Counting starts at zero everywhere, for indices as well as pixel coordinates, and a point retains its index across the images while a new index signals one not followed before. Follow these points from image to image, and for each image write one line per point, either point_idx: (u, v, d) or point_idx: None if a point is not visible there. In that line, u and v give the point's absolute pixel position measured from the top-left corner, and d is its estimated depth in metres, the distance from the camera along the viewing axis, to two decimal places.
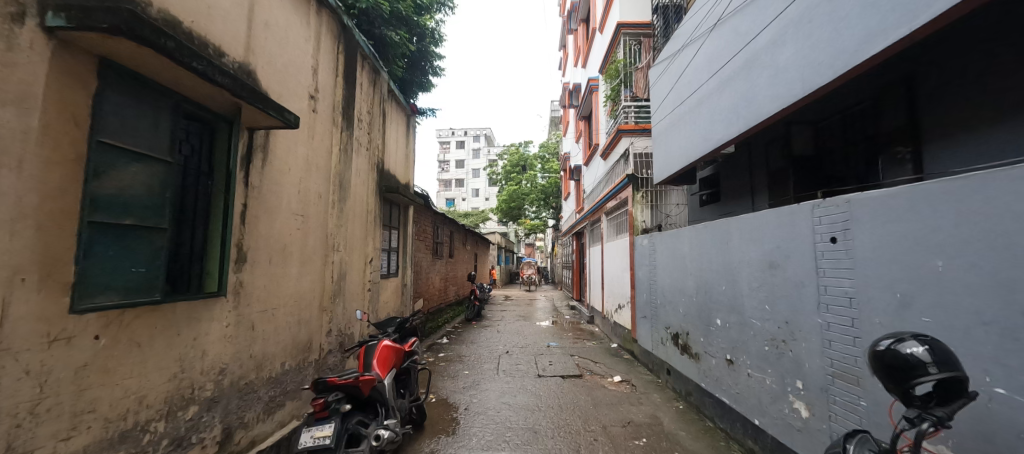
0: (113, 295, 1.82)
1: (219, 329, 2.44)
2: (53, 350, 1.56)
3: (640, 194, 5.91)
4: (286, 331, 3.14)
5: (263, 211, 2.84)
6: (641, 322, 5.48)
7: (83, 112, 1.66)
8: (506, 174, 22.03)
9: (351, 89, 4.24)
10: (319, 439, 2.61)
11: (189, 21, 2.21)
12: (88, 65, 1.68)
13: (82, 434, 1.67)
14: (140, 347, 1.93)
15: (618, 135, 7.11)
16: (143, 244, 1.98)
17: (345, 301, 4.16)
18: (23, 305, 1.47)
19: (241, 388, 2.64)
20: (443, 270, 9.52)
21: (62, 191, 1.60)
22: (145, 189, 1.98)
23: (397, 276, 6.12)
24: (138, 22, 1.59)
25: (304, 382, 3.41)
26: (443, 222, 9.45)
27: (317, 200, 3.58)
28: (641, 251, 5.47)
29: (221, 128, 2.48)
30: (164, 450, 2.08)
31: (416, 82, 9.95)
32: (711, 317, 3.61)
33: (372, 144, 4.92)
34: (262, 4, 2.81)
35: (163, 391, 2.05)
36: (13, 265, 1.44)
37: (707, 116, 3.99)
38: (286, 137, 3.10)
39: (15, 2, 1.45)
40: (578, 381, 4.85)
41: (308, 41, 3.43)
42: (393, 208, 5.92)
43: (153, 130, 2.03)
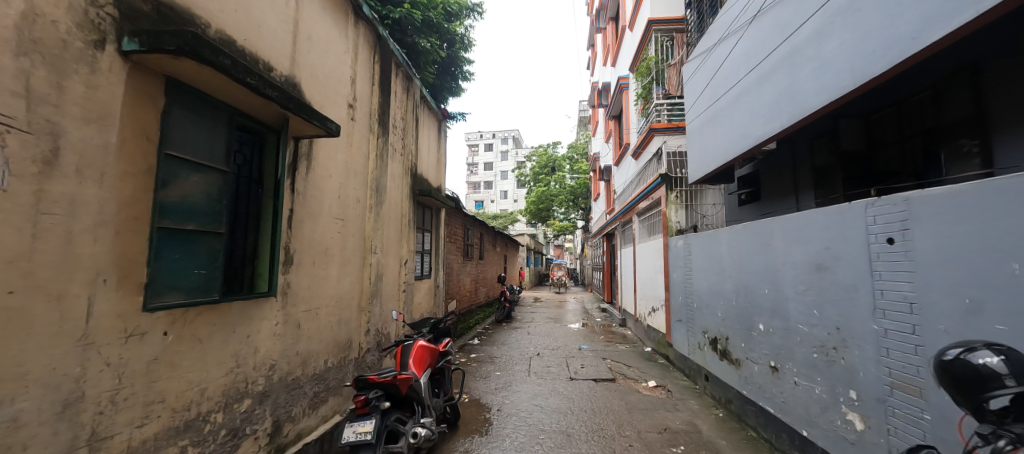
0: (177, 295, 1.97)
1: (269, 327, 2.59)
2: (129, 345, 1.71)
3: (674, 195, 5.76)
4: (328, 330, 3.28)
5: (308, 215, 2.98)
6: (676, 325, 5.33)
7: (152, 127, 1.81)
8: (535, 175, 22.02)
9: (386, 96, 4.39)
10: (361, 434, 2.69)
11: (242, 39, 2.36)
12: (157, 84, 1.84)
13: (153, 422, 1.82)
14: (201, 343, 2.07)
15: (651, 133, 6.96)
16: (204, 247, 2.13)
17: (382, 302, 4.30)
18: (104, 303, 1.61)
19: (289, 383, 2.79)
20: (474, 271, 9.64)
21: (135, 200, 1.74)
22: (205, 196, 2.14)
23: (431, 277, 6.26)
24: (200, 43, 1.72)
25: (345, 379, 3.55)
26: (473, 224, 9.56)
27: (356, 204, 3.72)
28: (676, 253, 5.33)
29: (269, 138, 2.63)
30: (222, 441, 2.22)
31: (447, 87, 10.15)
32: (752, 322, 3.47)
33: (406, 149, 5.07)
34: (305, 19, 2.97)
35: (221, 384, 2.20)
36: (96, 268, 1.59)
37: (747, 112, 3.85)
38: (327, 144, 3.24)
39: (96, 30, 1.60)
40: (611, 384, 4.79)
41: (347, 52, 3.58)
42: (426, 211, 6.07)
43: (211, 142, 2.18)
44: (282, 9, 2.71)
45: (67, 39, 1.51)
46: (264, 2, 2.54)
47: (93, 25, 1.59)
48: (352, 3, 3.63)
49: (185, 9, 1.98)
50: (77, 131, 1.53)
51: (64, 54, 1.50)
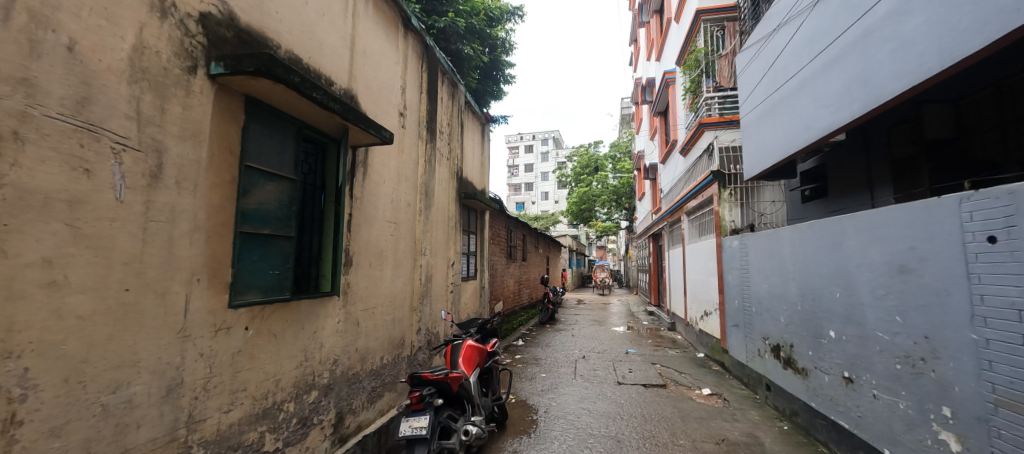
0: (256, 293, 2.16)
1: (332, 324, 2.77)
2: (216, 338, 1.89)
3: (727, 192, 5.48)
4: (384, 328, 3.45)
5: (364, 219, 3.16)
6: (732, 331, 5.07)
7: (234, 142, 2.01)
8: (576, 175, 21.77)
9: (433, 103, 4.54)
10: (416, 429, 2.79)
11: (307, 57, 2.55)
12: (238, 102, 2.03)
13: (237, 408, 2.01)
14: (275, 338, 2.26)
15: (700, 128, 6.66)
16: (278, 249, 2.32)
17: (431, 302, 4.45)
18: (198, 300, 1.80)
19: (350, 377, 2.97)
20: (517, 273, 9.68)
21: (221, 207, 1.92)
22: (278, 203, 2.33)
23: (476, 278, 6.38)
24: (274, 63, 1.88)
25: (399, 376, 3.71)
26: (515, 226, 9.63)
27: (407, 207, 3.88)
28: (732, 254, 5.06)
29: (331, 147, 2.82)
30: (294, 428, 2.41)
31: (489, 91, 10.31)
32: (821, 328, 3.23)
33: (453, 154, 5.21)
34: (360, 35, 3.15)
35: (292, 376, 2.39)
36: (191, 269, 1.77)
37: (812, 101, 3.59)
38: (381, 152, 3.42)
39: (190, 57, 1.79)
40: (661, 390, 4.63)
41: (397, 63, 3.75)
42: (471, 213, 6.19)
43: (282, 153, 2.38)
44: (340, 27, 2.89)
45: (168, 67, 1.69)
46: (324, 21, 2.72)
47: (187, 53, 1.78)
48: (402, 16, 3.79)
49: (259, 33, 2.17)
50: (176, 148, 1.71)
51: (166, 80, 1.68)
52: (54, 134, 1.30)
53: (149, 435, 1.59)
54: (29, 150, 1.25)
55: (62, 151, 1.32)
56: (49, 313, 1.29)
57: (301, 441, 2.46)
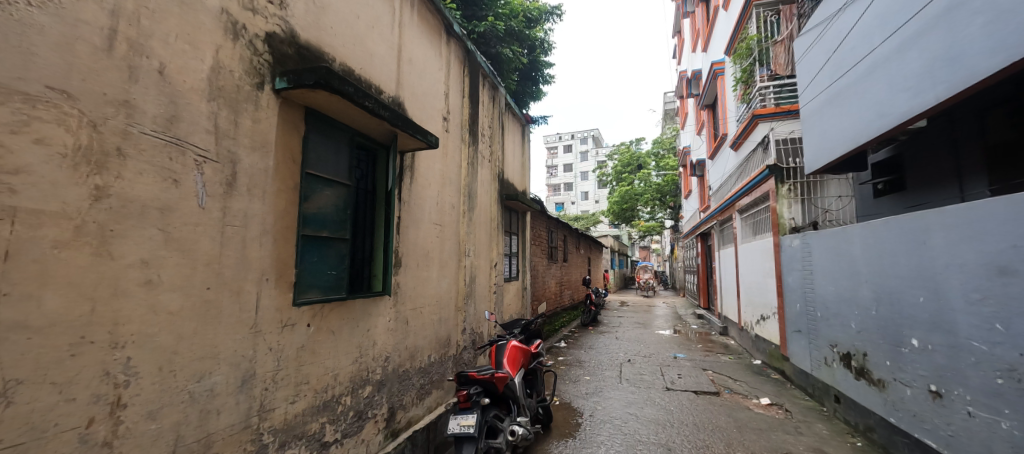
0: (317, 292, 2.31)
1: (384, 322, 2.89)
2: (283, 333, 2.03)
3: (785, 188, 5.13)
4: (431, 327, 3.56)
5: (412, 222, 3.27)
6: (794, 337, 4.75)
7: (296, 151, 2.15)
8: (617, 174, 21.31)
9: (475, 106, 4.63)
10: (465, 427, 2.86)
11: (359, 68, 2.69)
12: (299, 114, 2.18)
13: (302, 399, 2.16)
14: (334, 335, 2.40)
15: (754, 120, 6.31)
16: (334, 251, 2.46)
17: (475, 302, 4.53)
18: (267, 297, 1.95)
19: (400, 374, 3.08)
20: (558, 274, 9.63)
21: (286, 212, 2.07)
22: (334, 207, 2.47)
23: (518, 279, 6.41)
24: (331, 75, 2.00)
25: (446, 374, 3.81)
26: (556, 226, 9.61)
27: (451, 210, 3.98)
28: (792, 254, 4.75)
29: (381, 153, 2.94)
30: (351, 421, 2.54)
31: (529, 92, 10.34)
32: (901, 336, 2.96)
33: (494, 156, 5.28)
34: (406, 44, 3.27)
35: (349, 371, 2.52)
36: (260, 269, 1.92)
37: (886, 86, 3.30)
38: (427, 156, 3.53)
39: (258, 75, 1.94)
40: (714, 398, 4.44)
41: (441, 69, 3.85)
42: (512, 214, 6.24)
43: (338, 160, 2.52)
44: (388, 38, 3.02)
45: (240, 84, 1.85)
46: (374, 34, 2.86)
47: (256, 71, 1.93)
48: (444, 23, 3.90)
49: (316, 48, 2.31)
50: (247, 158, 1.86)
51: (239, 96, 1.84)
52: (149, 149, 1.45)
53: (227, 421, 1.73)
54: (130, 164, 1.39)
55: (156, 164, 1.47)
56: (146, 308, 1.43)
57: (357, 433, 2.59)
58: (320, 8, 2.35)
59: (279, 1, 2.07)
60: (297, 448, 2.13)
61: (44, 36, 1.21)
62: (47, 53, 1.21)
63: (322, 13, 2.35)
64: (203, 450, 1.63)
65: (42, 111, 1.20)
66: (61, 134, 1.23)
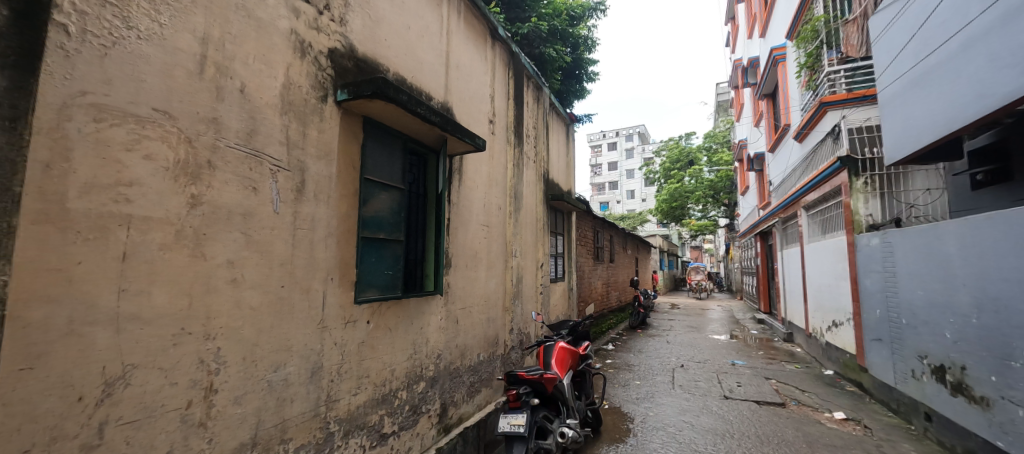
0: (375, 291, 2.44)
1: (436, 321, 3.00)
2: (346, 329, 2.17)
3: (860, 182, 4.73)
4: (480, 326, 3.64)
5: (460, 224, 3.37)
6: (874, 345, 4.34)
7: (356, 158, 2.29)
8: (666, 171, 20.56)
9: (520, 108, 4.67)
10: (515, 426, 2.88)
11: (411, 77, 2.81)
12: (357, 123, 2.32)
13: (363, 392, 2.29)
14: (390, 331, 2.52)
15: (821, 109, 5.88)
16: (390, 252, 2.59)
17: (522, 303, 4.56)
18: (332, 295, 2.09)
19: (451, 372, 3.18)
20: (605, 275, 9.45)
21: (347, 215, 2.21)
22: (389, 210, 2.60)
23: (564, 280, 6.38)
24: (387, 85, 2.12)
25: (494, 373, 3.88)
26: (602, 226, 9.43)
27: (498, 211, 4.04)
28: (871, 254, 4.36)
29: (431, 158, 3.05)
30: (407, 414, 2.66)
31: (573, 90, 10.23)
32: (1009, 349, 2.63)
33: (539, 157, 5.29)
34: (454, 50, 3.37)
35: (404, 367, 2.64)
36: (326, 269, 2.06)
37: (988, 63, 2.94)
38: (474, 159, 3.62)
39: (322, 88, 2.09)
40: (778, 409, 4.16)
41: (486, 72, 3.93)
42: (558, 215, 6.21)
43: (392, 165, 2.65)
44: (436, 46, 3.13)
45: (307, 98, 2.00)
46: (424, 42, 2.98)
47: (320, 84, 2.08)
48: (489, 28, 3.97)
49: (373, 61, 2.45)
50: (314, 166, 2.01)
51: (307, 109, 1.99)
52: (233, 161, 1.61)
53: (299, 409, 1.88)
54: (218, 174, 1.55)
55: (238, 174, 1.63)
56: (232, 304, 1.59)
57: (412, 426, 2.71)
58: (375, 22, 2.48)
59: (339, 19, 2.22)
60: (359, 438, 2.27)
61: (150, 63, 1.36)
62: (153, 79, 1.37)
63: (376, 27, 2.49)
64: (279, 434, 1.79)
65: (150, 130, 1.35)
66: (165, 150, 1.39)
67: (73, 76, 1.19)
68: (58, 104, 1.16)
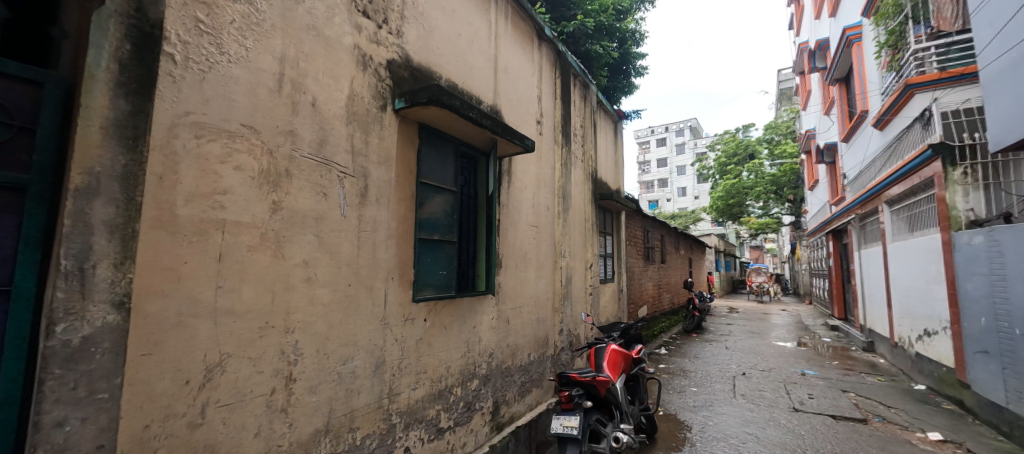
0: (431, 290, 2.53)
1: (488, 320, 3.06)
2: (405, 326, 2.28)
3: (956, 173, 4.25)
4: (530, 327, 3.66)
5: (510, 224, 3.41)
6: (978, 359, 3.85)
7: (412, 163, 2.40)
8: (722, 167, 19.50)
9: (567, 107, 4.64)
10: (568, 428, 2.87)
11: (462, 82, 2.89)
12: (413, 130, 2.42)
13: (421, 387, 2.39)
14: (446, 329, 2.61)
15: (907, 91, 5.37)
16: (444, 252, 2.67)
17: (572, 304, 4.53)
18: (393, 294, 2.20)
19: (503, 371, 3.23)
20: (656, 276, 9.14)
21: (405, 217, 2.31)
22: (443, 213, 2.69)
23: (614, 281, 6.25)
24: (441, 91, 2.20)
25: (545, 373, 3.89)
26: (653, 225, 9.13)
27: (546, 211, 4.05)
28: (975, 254, 3.87)
29: (481, 160, 3.11)
30: (461, 410, 2.74)
31: (620, 86, 9.99)
32: None
33: (587, 156, 5.23)
34: (502, 53, 3.42)
35: (459, 364, 2.72)
36: (387, 269, 2.17)
37: None
38: (522, 160, 3.65)
39: (382, 98, 2.21)
40: (858, 426, 3.81)
41: (533, 74, 3.95)
42: (607, 214, 6.11)
43: (445, 169, 2.74)
44: (485, 50, 3.20)
45: (369, 108, 2.12)
46: (474, 48, 3.06)
47: (380, 94, 2.20)
48: (536, 29, 3.99)
49: (426, 69, 2.55)
50: (376, 172, 2.14)
51: (369, 118, 2.12)
52: (306, 170, 1.75)
53: (365, 400, 2.01)
54: (294, 181, 1.70)
55: (312, 181, 1.77)
56: (307, 300, 1.73)
57: (467, 422, 2.79)
58: (428, 32, 2.58)
59: (396, 31, 2.33)
60: (418, 431, 2.37)
61: (239, 84, 1.52)
62: (240, 98, 1.52)
63: (430, 36, 2.59)
64: (348, 423, 1.91)
65: (239, 144, 1.50)
66: (251, 161, 1.54)
67: (179, 98, 1.35)
68: (168, 123, 1.31)
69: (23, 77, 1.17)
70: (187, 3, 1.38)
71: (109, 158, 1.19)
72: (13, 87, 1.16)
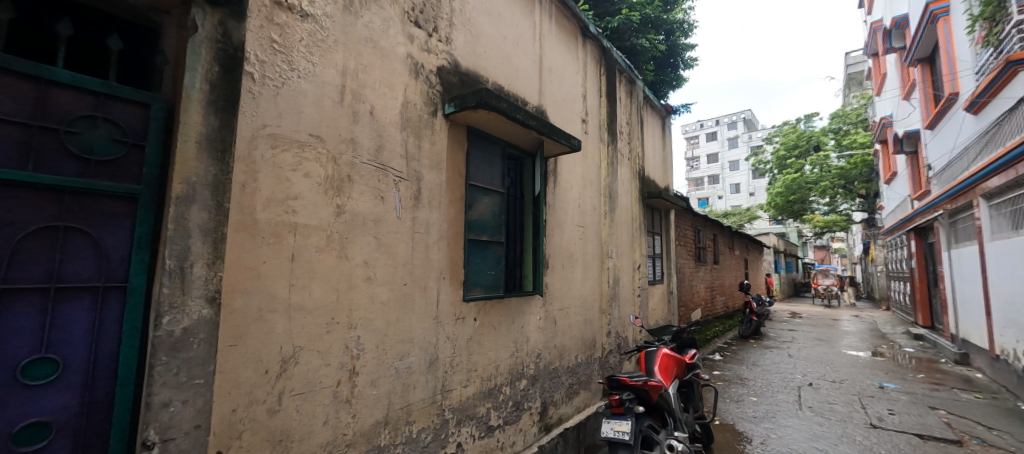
0: (480, 290, 2.58)
1: (535, 321, 3.07)
2: (456, 325, 2.34)
3: None
4: (577, 328, 3.63)
5: (556, 225, 3.40)
6: None
7: (461, 166, 2.46)
8: (781, 160, 18.23)
9: (613, 104, 4.55)
10: (619, 433, 2.81)
11: (508, 85, 2.93)
12: (461, 134, 2.49)
13: (472, 384, 2.44)
14: (495, 329, 2.65)
15: (1009, 69, 4.74)
16: (492, 253, 2.72)
17: (620, 306, 4.44)
18: (445, 294, 2.28)
19: (550, 372, 3.23)
20: (709, 278, 8.72)
21: (455, 219, 2.38)
22: (491, 214, 2.73)
23: (663, 282, 6.03)
24: (489, 95, 2.25)
25: (593, 376, 3.84)
26: (704, 224, 8.71)
27: (593, 211, 3.99)
28: None
29: (527, 161, 3.12)
30: (510, 410, 2.77)
31: (667, 80, 9.63)
32: None
33: (633, 153, 5.09)
34: (546, 53, 3.42)
35: (507, 364, 2.75)
36: (439, 270, 2.25)
37: None
38: (568, 160, 3.63)
39: (433, 104, 2.29)
40: (949, 448, 3.43)
41: (578, 72, 3.92)
42: (655, 213, 5.92)
43: (493, 171, 2.78)
44: (531, 52, 3.22)
45: (421, 114, 2.21)
46: (519, 50, 3.08)
47: (431, 100, 2.28)
48: (580, 26, 3.95)
49: (474, 73, 2.61)
50: (428, 176, 2.22)
51: (422, 124, 2.20)
52: (366, 175, 1.86)
53: (420, 395, 2.09)
54: (355, 186, 1.80)
55: (371, 185, 1.88)
56: (368, 298, 1.83)
57: (515, 421, 2.81)
58: (475, 37, 2.64)
59: (445, 38, 2.41)
60: (469, 427, 2.43)
61: (307, 97, 1.64)
62: (308, 110, 1.64)
63: (477, 41, 2.65)
64: (405, 416, 2.00)
65: (308, 153, 1.63)
66: (318, 168, 1.65)
67: (258, 113, 1.48)
68: (248, 136, 1.45)
69: (136, 100, 1.34)
70: (263, 26, 1.51)
71: (203, 168, 1.32)
72: (129, 109, 1.33)
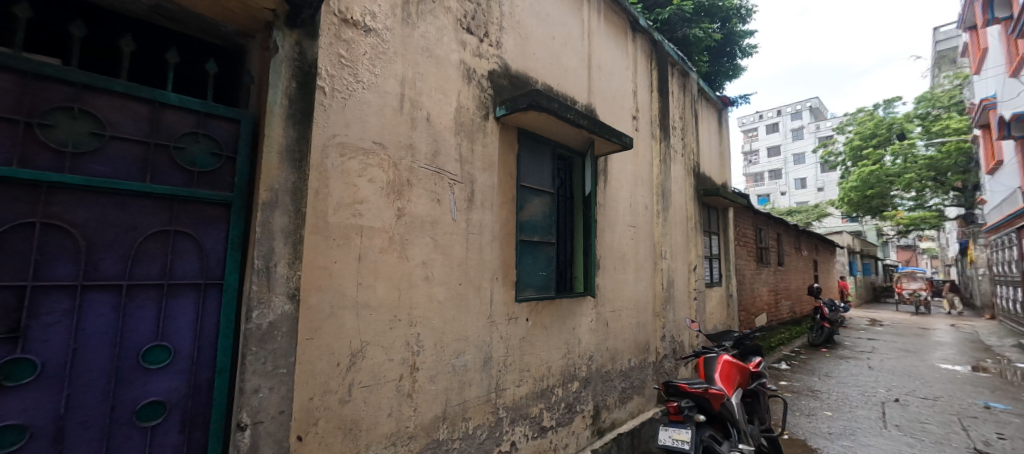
0: (532, 290, 2.60)
1: (587, 322, 3.04)
2: (509, 325, 2.37)
3: None
4: (630, 331, 3.54)
5: (607, 225, 3.35)
6: None
7: (512, 168, 2.49)
8: (856, 152, 16.64)
9: (665, 99, 4.39)
10: (678, 441, 2.70)
11: (557, 85, 2.93)
12: (512, 136, 2.52)
13: (525, 384, 2.47)
14: (547, 329, 2.66)
15: None
16: (543, 253, 2.72)
17: (674, 309, 4.27)
18: (498, 294, 2.32)
19: (603, 375, 3.18)
20: (773, 280, 8.14)
21: (507, 220, 2.42)
22: (542, 215, 2.74)
23: (722, 285, 5.72)
24: (540, 96, 2.26)
25: (647, 381, 3.73)
26: (767, 223, 8.15)
27: (644, 210, 3.88)
28: None
29: (577, 161, 3.10)
30: (562, 411, 2.76)
31: (723, 70, 9.12)
32: None
33: (687, 149, 4.88)
34: (595, 50, 3.37)
35: (559, 365, 2.75)
36: (492, 270, 2.29)
37: None
38: (618, 159, 3.55)
39: (485, 108, 2.34)
40: None
41: (628, 68, 3.82)
42: (711, 212, 5.63)
43: (543, 171, 2.79)
44: (579, 50, 3.19)
45: (474, 118, 2.27)
46: (568, 49, 3.07)
47: (483, 105, 2.33)
48: (630, 20, 3.86)
49: (524, 75, 2.64)
50: (481, 178, 2.27)
51: (475, 129, 2.26)
52: (424, 179, 1.94)
53: (476, 393, 2.14)
54: (415, 189, 1.89)
55: (429, 189, 1.96)
56: (427, 297, 1.91)
57: (568, 423, 2.80)
58: (525, 39, 2.66)
59: (496, 43, 2.45)
60: (523, 427, 2.45)
61: (371, 106, 1.74)
62: (372, 118, 1.74)
63: (526, 43, 2.67)
64: (462, 413, 2.06)
65: (373, 159, 1.73)
66: (381, 173, 1.75)
67: (329, 123, 1.60)
68: (321, 145, 1.56)
69: (227, 116, 1.49)
70: (332, 43, 1.63)
71: (284, 176, 1.44)
72: (223, 125, 1.49)
